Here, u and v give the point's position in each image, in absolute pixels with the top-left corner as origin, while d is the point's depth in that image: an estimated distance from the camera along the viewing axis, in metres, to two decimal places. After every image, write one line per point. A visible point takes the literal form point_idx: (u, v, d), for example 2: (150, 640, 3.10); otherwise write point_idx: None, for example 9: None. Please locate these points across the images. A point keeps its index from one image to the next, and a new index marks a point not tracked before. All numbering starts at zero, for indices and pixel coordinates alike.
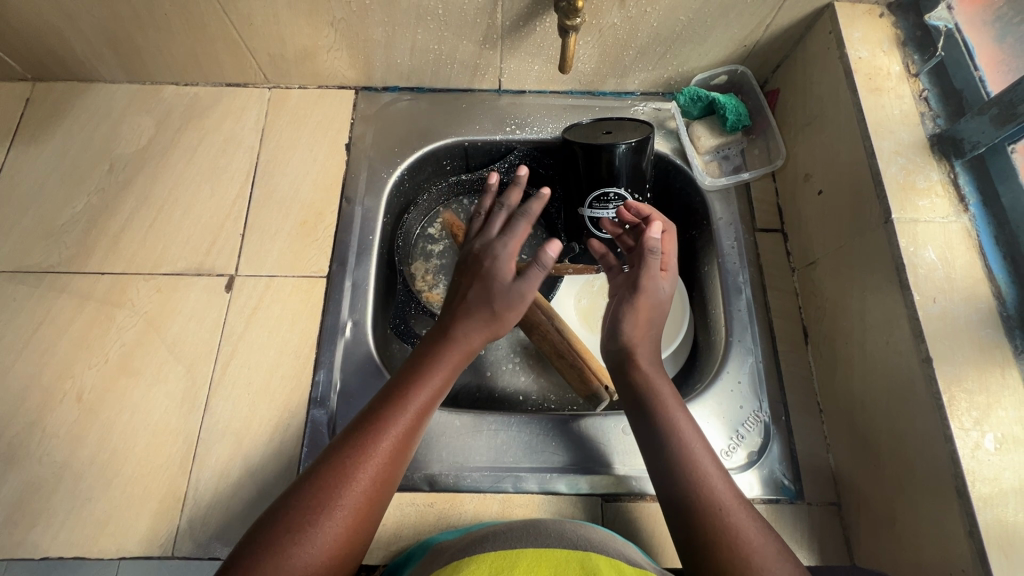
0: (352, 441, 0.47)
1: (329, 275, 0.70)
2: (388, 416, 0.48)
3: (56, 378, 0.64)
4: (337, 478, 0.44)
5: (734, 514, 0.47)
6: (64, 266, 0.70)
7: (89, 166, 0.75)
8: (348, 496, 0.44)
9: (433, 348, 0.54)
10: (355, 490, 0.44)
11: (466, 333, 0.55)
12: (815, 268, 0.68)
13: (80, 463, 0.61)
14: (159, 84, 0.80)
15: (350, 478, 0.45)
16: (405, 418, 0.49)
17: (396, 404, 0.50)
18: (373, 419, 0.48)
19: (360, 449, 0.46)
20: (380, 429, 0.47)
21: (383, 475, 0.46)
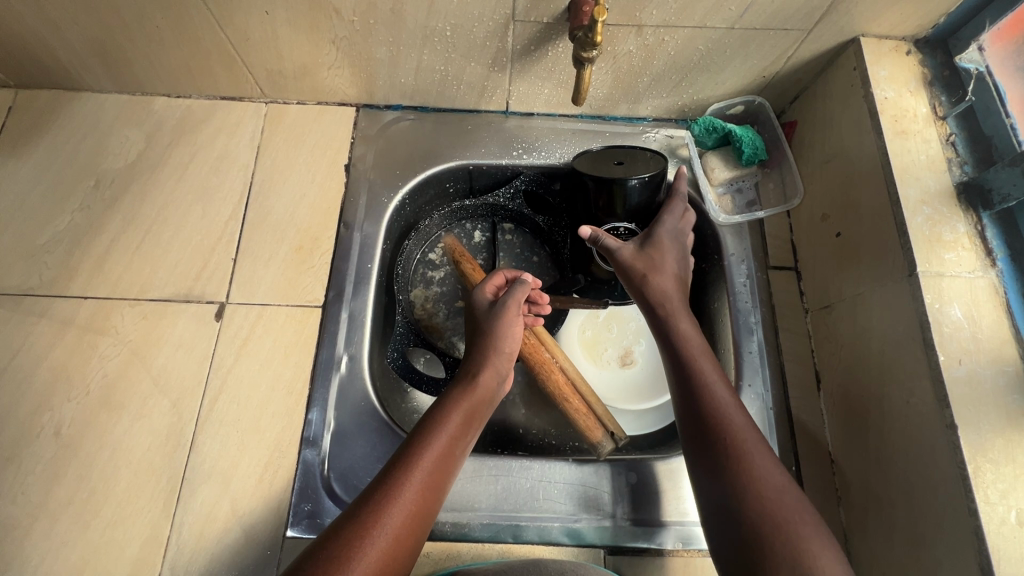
0: (370, 498, 0.47)
1: (325, 306, 0.67)
2: (412, 463, 0.50)
3: (34, 409, 0.61)
4: (357, 535, 0.44)
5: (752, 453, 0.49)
6: (44, 288, 0.66)
7: (74, 182, 0.71)
8: (370, 553, 0.43)
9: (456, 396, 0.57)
10: (376, 546, 0.44)
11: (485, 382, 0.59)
12: (830, 312, 0.65)
13: (57, 503, 0.58)
14: (149, 95, 0.76)
15: (372, 534, 0.44)
16: (428, 466, 0.50)
17: (409, 457, 0.50)
18: (388, 474, 0.49)
19: (378, 505, 0.46)
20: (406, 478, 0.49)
21: (409, 526, 0.47)
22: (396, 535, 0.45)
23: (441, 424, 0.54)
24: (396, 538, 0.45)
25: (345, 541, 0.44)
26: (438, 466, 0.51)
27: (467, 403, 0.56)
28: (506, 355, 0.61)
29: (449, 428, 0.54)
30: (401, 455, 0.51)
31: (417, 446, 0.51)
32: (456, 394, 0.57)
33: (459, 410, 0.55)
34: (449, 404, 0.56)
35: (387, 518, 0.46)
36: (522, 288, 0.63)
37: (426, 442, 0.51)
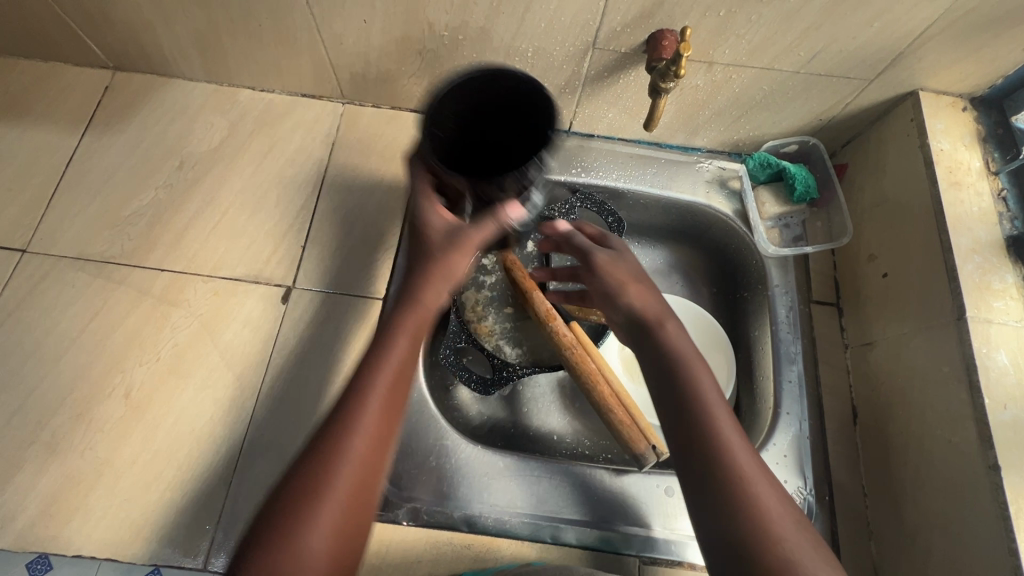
0: (315, 449, 0.43)
1: (385, 299, 0.70)
2: (357, 402, 0.44)
3: (106, 370, 0.64)
4: (308, 496, 0.41)
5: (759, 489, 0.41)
6: (125, 258, 0.70)
7: (160, 161, 0.76)
8: (332, 501, 0.41)
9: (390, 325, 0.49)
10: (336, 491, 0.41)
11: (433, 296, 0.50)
12: (871, 349, 0.67)
13: (121, 461, 0.60)
14: (235, 87, 0.81)
15: (326, 485, 0.41)
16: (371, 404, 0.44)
17: (354, 396, 0.45)
18: (334, 418, 0.44)
19: (326, 456, 0.42)
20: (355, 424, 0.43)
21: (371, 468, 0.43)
22: (352, 489, 0.42)
23: (367, 386, 0.45)
24: (339, 526, 0.41)
25: (280, 535, 0.39)
26: (392, 396, 0.46)
27: (398, 354, 0.47)
28: (416, 309, 0.49)
29: (397, 352, 0.47)
30: (329, 430, 0.43)
31: (347, 418, 0.43)
32: (381, 344, 0.48)
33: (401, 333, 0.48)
34: (375, 363, 0.46)
35: (325, 511, 0.40)
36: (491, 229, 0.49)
37: (362, 398, 0.44)
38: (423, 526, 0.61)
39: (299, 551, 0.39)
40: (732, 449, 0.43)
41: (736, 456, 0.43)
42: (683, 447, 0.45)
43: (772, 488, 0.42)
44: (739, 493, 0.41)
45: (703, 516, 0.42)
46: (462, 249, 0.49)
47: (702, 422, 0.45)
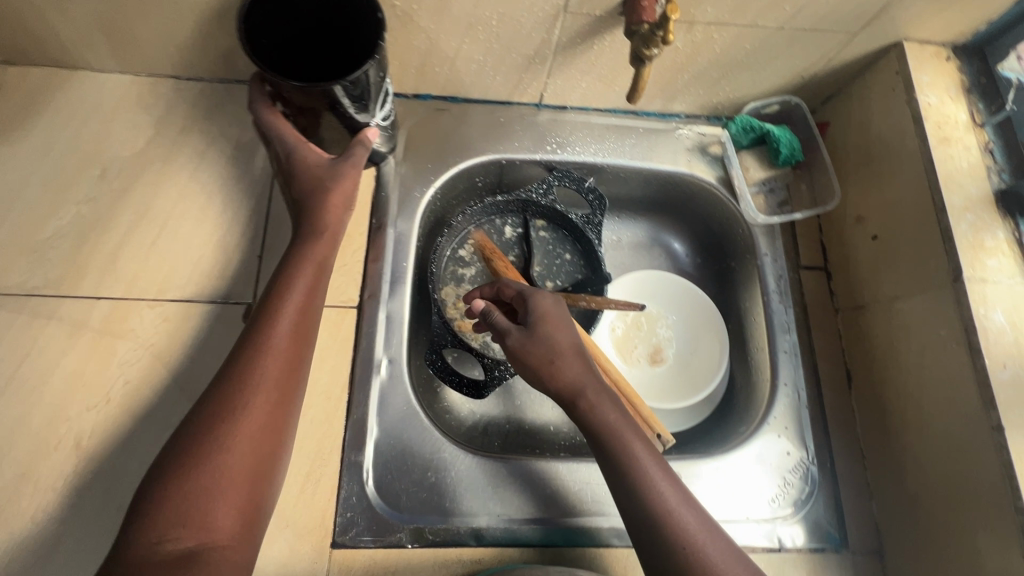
0: (196, 441, 0.44)
1: (361, 308, 0.64)
2: (245, 398, 0.47)
3: (48, 420, 0.56)
4: (199, 489, 0.43)
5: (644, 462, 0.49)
6: (51, 288, 0.61)
7: (77, 171, 0.65)
8: (225, 492, 0.44)
9: (263, 323, 0.51)
10: (228, 480, 0.44)
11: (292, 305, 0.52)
12: (864, 313, 0.67)
13: (81, 519, 0.54)
14: (157, 77, 0.70)
15: (211, 474, 0.43)
16: (261, 399, 0.47)
17: (229, 396, 0.47)
18: (210, 413, 0.46)
19: (202, 450, 0.44)
20: (223, 422, 0.45)
21: (258, 455, 0.46)
22: (245, 474, 0.45)
23: (250, 387, 0.47)
24: (241, 519, 0.44)
25: (160, 535, 0.41)
26: (279, 393, 0.49)
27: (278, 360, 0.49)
28: (293, 318, 0.52)
29: (272, 356, 0.49)
30: (196, 434, 0.45)
31: (228, 426, 0.45)
32: (254, 361, 0.49)
33: (279, 337, 0.50)
34: (251, 371, 0.48)
35: (225, 516, 0.43)
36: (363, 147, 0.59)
37: (246, 395, 0.47)
38: (430, 546, 0.57)
39: (207, 549, 0.42)
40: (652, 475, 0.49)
41: (651, 475, 0.49)
42: (612, 473, 0.50)
43: (657, 462, 0.50)
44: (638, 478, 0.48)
45: (629, 509, 0.48)
46: (322, 208, 0.57)
47: (619, 451, 0.50)
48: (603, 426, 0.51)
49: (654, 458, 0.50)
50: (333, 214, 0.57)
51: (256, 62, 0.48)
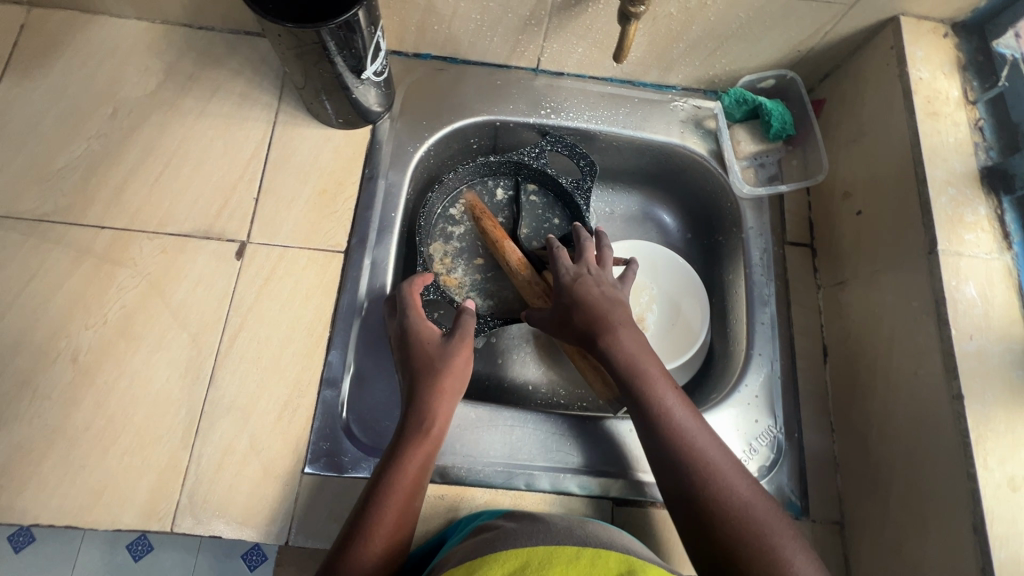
0: (368, 502, 0.51)
1: (348, 253, 0.67)
2: (400, 461, 0.53)
3: (50, 336, 0.60)
4: (360, 539, 0.49)
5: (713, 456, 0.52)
6: (60, 216, 0.65)
7: (91, 109, 0.69)
8: (373, 545, 0.49)
9: (422, 403, 0.56)
10: (378, 536, 0.50)
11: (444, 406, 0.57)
12: (844, 288, 0.67)
13: (75, 428, 0.58)
14: (170, 26, 0.73)
15: (372, 528, 0.50)
16: (411, 469, 0.53)
17: (391, 466, 0.53)
18: (377, 479, 0.53)
19: (371, 510, 0.51)
20: (386, 486, 0.52)
21: (404, 518, 0.52)
22: (390, 537, 0.50)
23: (405, 458, 0.53)
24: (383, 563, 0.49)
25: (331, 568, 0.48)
26: (419, 471, 0.54)
27: (399, 504, 0.51)
28: (428, 440, 0.55)
29: (426, 437, 0.55)
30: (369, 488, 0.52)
31: (363, 543, 0.49)
32: (380, 510, 0.51)
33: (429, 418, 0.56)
34: (405, 451, 0.54)
35: (367, 556, 0.49)
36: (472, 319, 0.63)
37: (402, 466, 0.53)
38: None
39: None
40: (678, 419, 0.53)
41: (676, 417, 0.53)
42: (642, 418, 0.54)
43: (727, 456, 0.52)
44: (704, 473, 0.51)
45: (685, 503, 0.51)
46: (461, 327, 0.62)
47: (648, 395, 0.54)
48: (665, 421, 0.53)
49: (680, 403, 0.55)
50: (442, 402, 0.57)
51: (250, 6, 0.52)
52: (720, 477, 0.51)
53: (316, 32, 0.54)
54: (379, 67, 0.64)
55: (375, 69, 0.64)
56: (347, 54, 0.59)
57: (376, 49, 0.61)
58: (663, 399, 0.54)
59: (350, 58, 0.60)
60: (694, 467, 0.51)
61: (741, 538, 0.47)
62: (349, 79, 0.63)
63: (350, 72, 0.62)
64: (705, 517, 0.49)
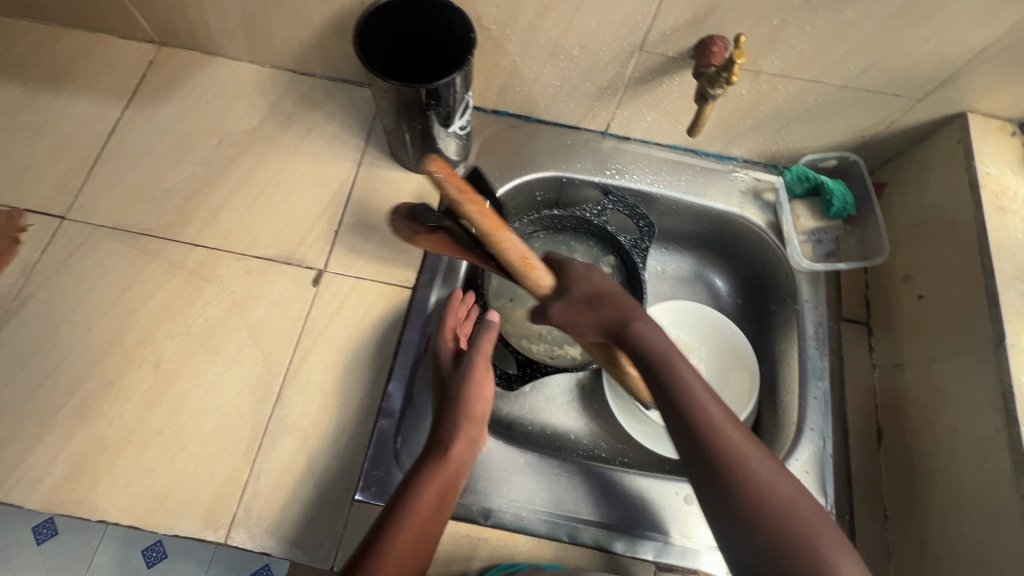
0: (385, 513, 0.52)
1: (414, 290, 0.70)
2: (422, 479, 0.54)
3: (138, 340, 0.65)
4: (379, 547, 0.50)
5: (751, 468, 0.47)
6: (160, 231, 0.71)
7: (200, 138, 0.76)
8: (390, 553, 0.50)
9: (447, 427, 0.58)
10: (394, 544, 0.50)
11: (466, 435, 0.58)
12: (902, 371, 0.67)
13: (149, 431, 0.61)
14: (277, 70, 0.81)
15: (389, 536, 0.50)
16: (431, 487, 0.54)
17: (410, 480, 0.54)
18: (398, 494, 0.54)
19: (388, 518, 0.51)
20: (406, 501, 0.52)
21: (422, 536, 0.51)
22: (409, 549, 0.50)
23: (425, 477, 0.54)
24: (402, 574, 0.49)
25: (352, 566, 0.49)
26: (438, 492, 0.54)
27: (416, 523, 0.52)
28: (453, 464, 0.56)
29: (446, 462, 0.56)
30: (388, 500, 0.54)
31: (381, 550, 0.50)
32: (397, 526, 0.51)
33: (450, 432, 0.58)
34: (428, 470, 0.55)
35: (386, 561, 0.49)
36: (489, 330, 0.65)
37: (423, 484, 0.54)
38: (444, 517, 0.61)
39: None
40: (704, 412, 0.50)
41: (704, 404, 0.50)
42: (663, 405, 0.52)
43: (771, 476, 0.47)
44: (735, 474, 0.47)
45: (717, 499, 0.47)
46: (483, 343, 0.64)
47: (660, 370, 0.52)
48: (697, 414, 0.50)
49: (721, 406, 0.51)
50: (465, 431, 0.58)
51: (364, 62, 0.58)
52: (733, 458, 0.47)
53: (420, 90, 0.59)
54: (464, 124, 0.70)
55: (460, 125, 0.69)
56: (440, 112, 0.64)
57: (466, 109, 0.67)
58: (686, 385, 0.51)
59: (443, 115, 0.65)
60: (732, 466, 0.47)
61: (801, 558, 0.43)
62: (437, 128, 0.67)
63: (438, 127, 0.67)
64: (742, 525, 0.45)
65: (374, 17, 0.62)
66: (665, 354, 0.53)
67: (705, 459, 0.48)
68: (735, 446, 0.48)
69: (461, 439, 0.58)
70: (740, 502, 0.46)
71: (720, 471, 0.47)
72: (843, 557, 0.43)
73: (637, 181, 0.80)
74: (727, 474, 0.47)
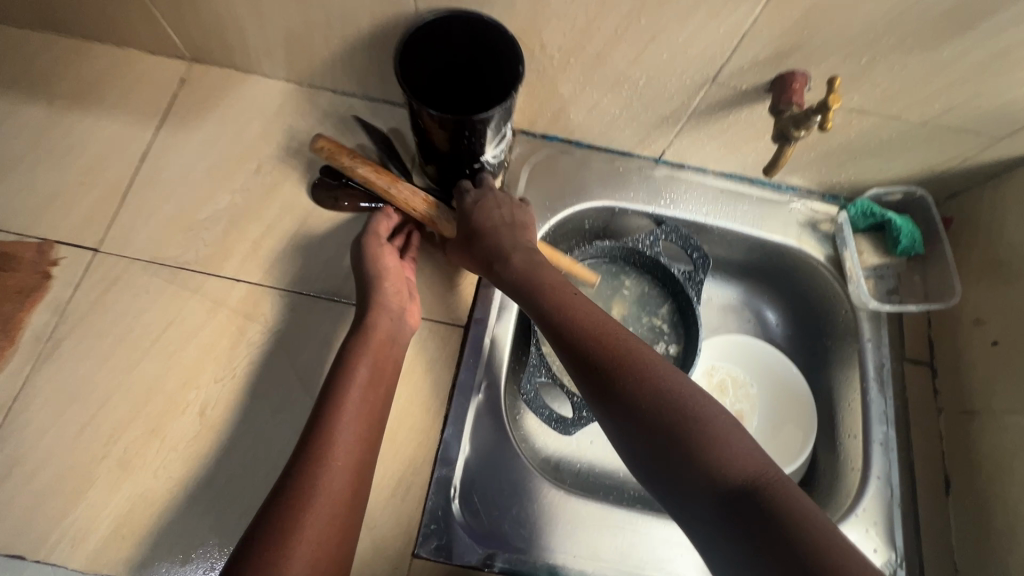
0: (298, 472, 0.50)
1: (466, 328, 0.68)
2: (326, 445, 0.52)
3: (180, 385, 0.62)
4: (287, 511, 0.48)
5: (693, 417, 0.47)
6: (199, 265, 0.67)
7: (237, 164, 0.72)
8: (307, 521, 0.48)
9: (342, 376, 0.56)
10: (312, 512, 0.48)
11: (360, 376, 0.57)
12: (973, 419, 0.66)
13: (196, 483, 0.58)
14: (316, 90, 0.77)
15: (309, 499, 0.49)
16: (343, 452, 0.52)
17: (325, 436, 0.52)
18: (301, 452, 0.52)
19: (313, 480, 0.49)
20: (323, 465, 0.50)
21: (345, 501, 0.50)
22: (329, 518, 0.49)
23: (331, 434, 0.52)
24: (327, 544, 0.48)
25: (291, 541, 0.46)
26: (354, 448, 0.53)
27: (332, 488, 0.50)
28: (352, 420, 0.54)
29: (347, 416, 0.54)
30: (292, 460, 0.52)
31: (293, 515, 0.47)
32: (308, 495, 0.49)
33: (361, 376, 0.57)
34: (326, 427, 0.53)
35: (303, 528, 0.47)
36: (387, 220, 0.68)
37: (332, 443, 0.52)
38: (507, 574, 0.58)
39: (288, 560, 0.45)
40: (625, 356, 0.50)
41: (618, 347, 0.51)
42: (577, 366, 0.52)
43: (709, 417, 0.47)
44: (675, 426, 0.46)
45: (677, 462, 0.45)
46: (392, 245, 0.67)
47: (567, 329, 0.53)
48: (614, 363, 0.50)
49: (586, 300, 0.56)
50: (355, 382, 0.56)
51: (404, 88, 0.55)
52: (679, 411, 0.47)
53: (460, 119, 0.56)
54: (501, 150, 0.67)
55: (498, 151, 0.66)
56: (478, 139, 0.61)
57: (505, 136, 0.64)
58: (592, 331, 0.52)
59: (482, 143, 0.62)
60: (668, 420, 0.47)
61: (684, 426, 0.46)
62: (488, 146, 0.63)
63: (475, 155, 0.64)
64: (670, 448, 0.46)
65: (418, 41, 0.59)
66: (558, 309, 0.55)
67: (647, 417, 0.47)
68: (635, 348, 0.51)
69: (378, 314, 0.61)
70: (703, 455, 0.45)
71: (665, 429, 0.46)
72: (737, 446, 0.45)
73: (693, 211, 0.78)
74: (615, 365, 0.50)
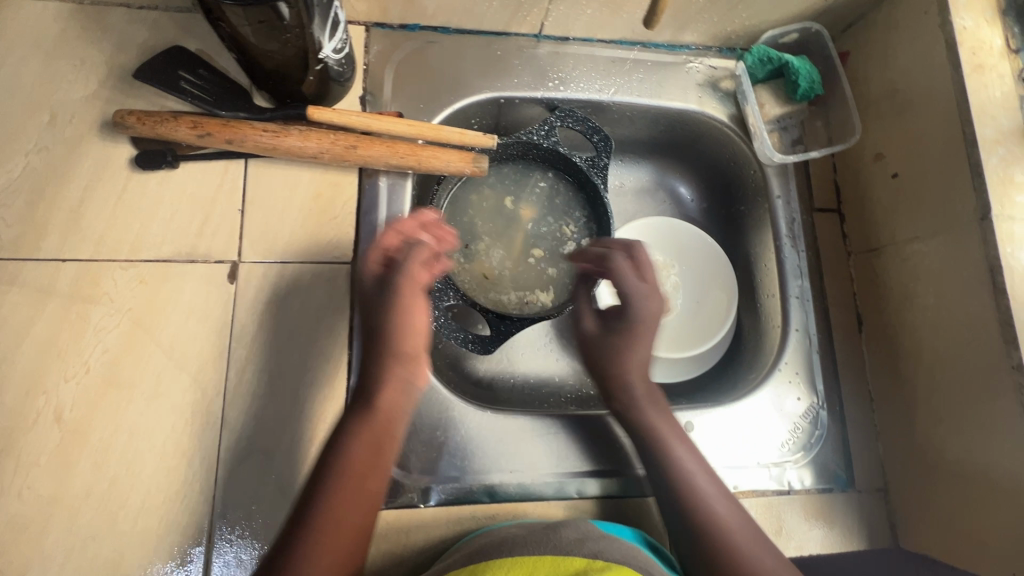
0: (306, 506, 0.47)
1: (355, 260, 0.60)
2: (334, 480, 0.48)
3: (23, 394, 0.52)
4: (301, 546, 0.45)
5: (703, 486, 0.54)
6: (6, 251, 0.55)
7: (23, 118, 0.58)
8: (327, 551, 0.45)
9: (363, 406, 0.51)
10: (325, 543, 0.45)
11: (385, 399, 0.51)
12: (878, 255, 0.66)
13: (73, 496, 0.51)
14: (103, 6, 0.61)
15: (321, 531, 0.46)
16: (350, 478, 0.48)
17: (332, 461, 0.48)
18: (318, 477, 0.48)
19: (325, 509, 0.47)
20: (328, 496, 0.47)
21: (358, 526, 0.47)
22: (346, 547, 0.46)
23: (341, 455, 0.49)
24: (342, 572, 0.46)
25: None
26: (367, 471, 0.49)
27: (342, 511, 0.47)
28: (364, 444, 0.50)
29: (348, 440, 0.49)
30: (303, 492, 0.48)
31: (303, 548, 0.45)
32: (314, 528, 0.46)
33: (360, 432, 0.50)
34: (334, 460, 0.49)
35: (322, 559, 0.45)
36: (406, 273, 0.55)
37: (338, 469, 0.48)
38: (444, 503, 0.56)
39: None
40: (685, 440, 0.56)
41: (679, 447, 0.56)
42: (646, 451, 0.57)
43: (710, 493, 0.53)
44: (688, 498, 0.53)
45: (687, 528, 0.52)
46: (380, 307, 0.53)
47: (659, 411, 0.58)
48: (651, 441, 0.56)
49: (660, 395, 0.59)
50: (387, 397, 0.51)
51: None
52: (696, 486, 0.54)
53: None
54: (342, 42, 0.56)
55: (338, 42, 0.56)
56: (305, 27, 0.50)
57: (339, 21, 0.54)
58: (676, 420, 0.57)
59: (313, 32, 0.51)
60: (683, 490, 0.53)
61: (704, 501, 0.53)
62: (318, 31, 0.51)
63: (310, 52, 0.54)
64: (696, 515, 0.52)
65: None
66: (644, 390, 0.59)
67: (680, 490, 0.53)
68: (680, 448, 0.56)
69: (389, 383, 0.52)
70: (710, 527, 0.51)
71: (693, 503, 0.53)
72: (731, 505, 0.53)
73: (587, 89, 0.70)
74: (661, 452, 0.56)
